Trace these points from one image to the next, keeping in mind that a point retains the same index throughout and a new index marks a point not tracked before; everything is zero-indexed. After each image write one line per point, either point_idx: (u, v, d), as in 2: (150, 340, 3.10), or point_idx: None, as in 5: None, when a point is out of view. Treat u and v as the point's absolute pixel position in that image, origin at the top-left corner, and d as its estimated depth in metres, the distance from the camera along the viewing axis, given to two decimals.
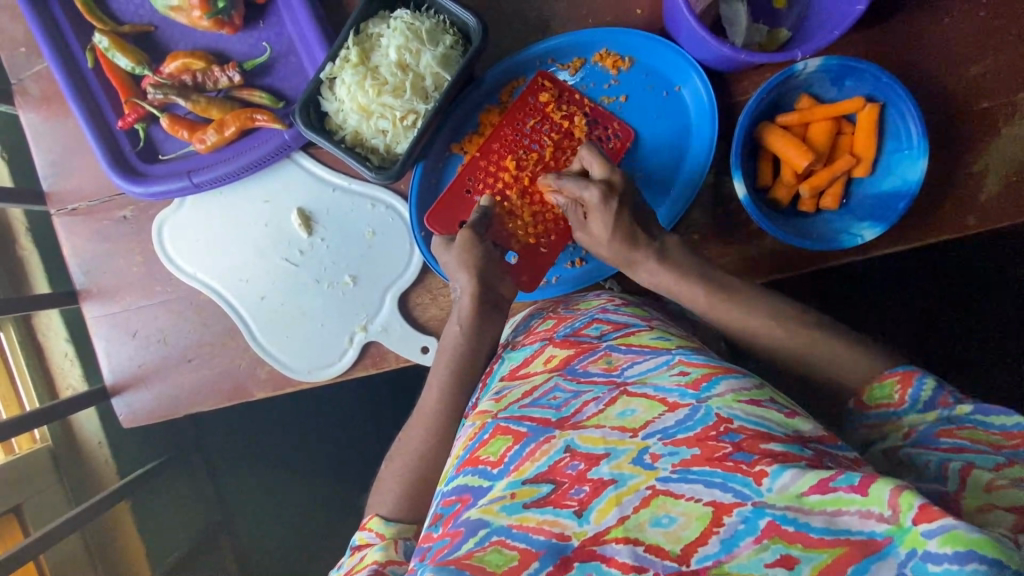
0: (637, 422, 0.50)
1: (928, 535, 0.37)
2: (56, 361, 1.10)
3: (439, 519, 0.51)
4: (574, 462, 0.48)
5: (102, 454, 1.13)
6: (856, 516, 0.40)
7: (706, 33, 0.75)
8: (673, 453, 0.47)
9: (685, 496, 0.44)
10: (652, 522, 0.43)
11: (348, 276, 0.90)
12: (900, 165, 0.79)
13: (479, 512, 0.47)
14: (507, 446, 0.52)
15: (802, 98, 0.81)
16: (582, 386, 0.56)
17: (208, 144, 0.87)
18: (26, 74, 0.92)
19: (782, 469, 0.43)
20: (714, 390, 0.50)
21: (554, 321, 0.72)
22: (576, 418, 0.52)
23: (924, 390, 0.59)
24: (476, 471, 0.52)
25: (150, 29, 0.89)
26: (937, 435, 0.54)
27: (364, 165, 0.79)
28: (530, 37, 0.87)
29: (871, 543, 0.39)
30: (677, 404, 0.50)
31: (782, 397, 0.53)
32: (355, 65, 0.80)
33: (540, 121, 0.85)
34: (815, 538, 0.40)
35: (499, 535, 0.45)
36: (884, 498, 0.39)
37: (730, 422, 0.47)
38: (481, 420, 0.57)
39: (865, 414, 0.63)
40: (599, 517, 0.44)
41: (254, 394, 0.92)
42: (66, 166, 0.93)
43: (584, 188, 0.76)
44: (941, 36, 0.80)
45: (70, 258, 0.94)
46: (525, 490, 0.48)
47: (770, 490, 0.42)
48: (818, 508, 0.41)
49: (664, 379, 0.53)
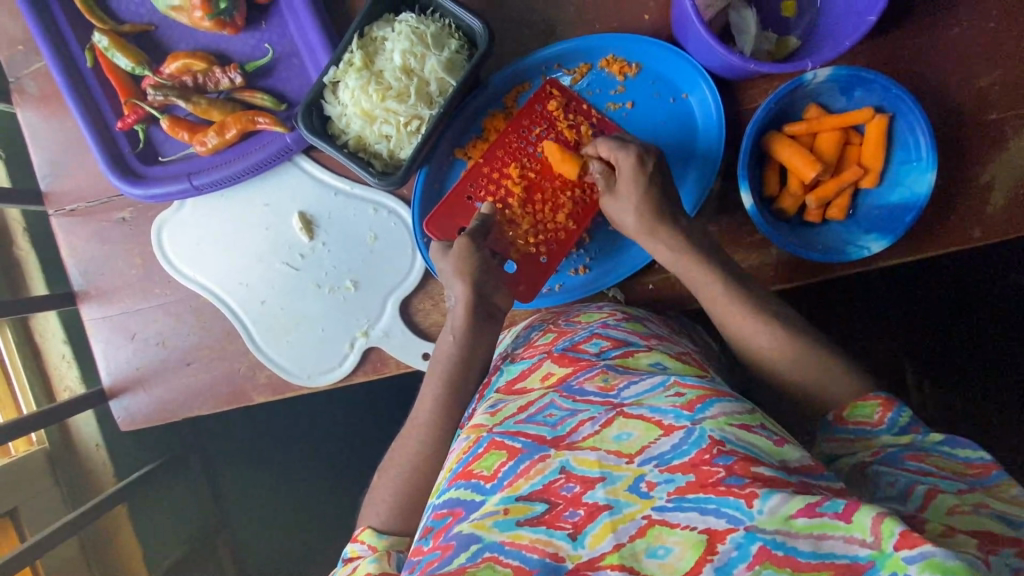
0: (633, 447, 0.49)
1: (908, 560, 0.38)
2: (53, 363, 1.09)
3: (430, 532, 0.50)
4: (569, 484, 0.48)
5: (100, 455, 1.10)
6: (840, 541, 0.40)
7: (715, 41, 0.74)
8: (670, 480, 0.46)
9: (680, 525, 0.43)
10: (648, 553, 0.43)
11: (350, 281, 0.89)
12: (908, 178, 0.79)
13: (470, 527, 0.47)
14: (500, 461, 0.51)
15: (810, 107, 0.81)
16: (578, 406, 0.55)
17: (209, 146, 0.86)
18: (24, 72, 0.91)
19: (770, 492, 0.43)
20: (707, 412, 0.50)
21: (554, 334, 0.72)
22: (572, 438, 0.51)
23: (902, 417, 0.59)
24: (469, 484, 0.51)
25: (150, 29, 0.88)
26: (903, 456, 0.55)
27: (367, 170, 0.79)
28: (535, 41, 0.86)
29: (853, 567, 0.39)
30: (672, 426, 0.49)
31: (772, 423, 0.52)
32: (358, 69, 0.79)
33: (545, 129, 0.84)
34: (802, 561, 0.40)
35: (490, 551, 0.45)
36: (867, 525, 0.40)
37: (722, 444, 0.47)
38: (476, 434, 0.56)
39: (839, 426, 0.62)
40: (594, 542, 0.44)
41: (254, 399, 0.92)
42: (65, 167, 0.92)
43: (622, 150, 0.76)
44: (951, 45, 0.79)
45: (68, 259, 0.93)
46: (518, 507, 0.47)
47: (761, 513, 0.42)
48: (804, 531, 0.41)
49: (660, 401, 0.53)
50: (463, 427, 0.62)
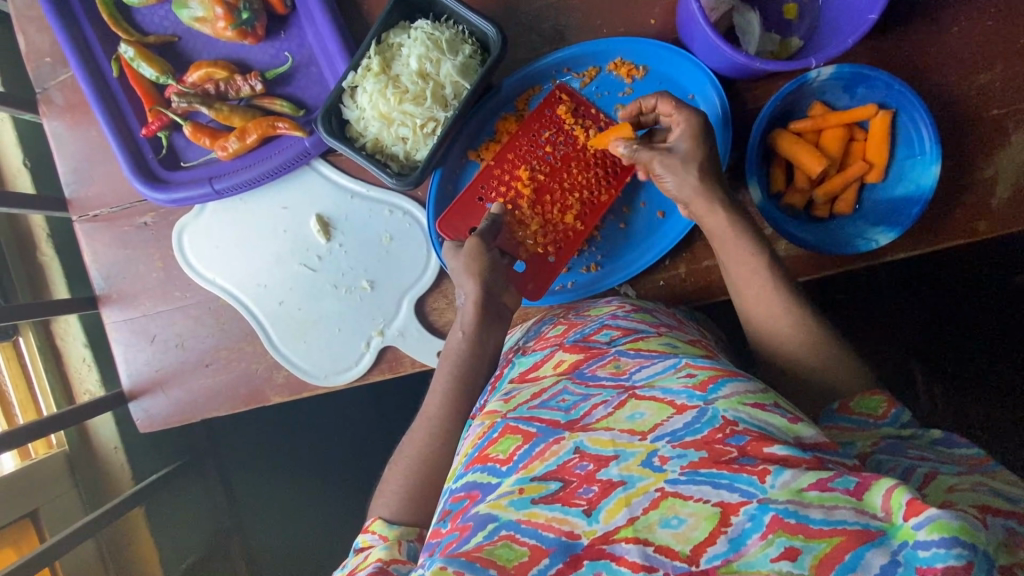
0: (646, 425, 0.50)
1: (917, 527, 0.38)
2: (74, 366, 1.11)
3: (447, 515, 0.51)
4: (583, 463, 0.48)
5: (119, 458, 1.13)
6: (851, 511, 0.41)
7: (721, 42, 0.76)
8: (682, 455, 0.46)
9: (693, 497, 0.44)
10: (661, 523, 0.43)
11: (366, 281, 0.90)
12: (913, 171, 0.80)
13: (487, 507, 0.47)
14: (516, 445, 0.52)
15: (815, 105, 0.83)
16: (590, 390, 0.56)
17: (230, 150, 0.89)
18: (51, 83, 0.94)
19: (782, 468, 0.44)
20: (721, 392, 0.50)
21: (564, 326, 0.74)
22: (586, 420, 0.52)
23: (904, 414, 0.60)
24: (485, 468, 0.52)
25: (174, 40, 0.91)
26: (903, 447, 0.56)
27: (384, 171, 0.81)
28: (545, 47, 0.89)
29: (866, 533, 0.39)
30: (685, 405, 0.50)
31: (787, 402, 0.52)
32: (377, 74, 0.82)
33: (555, 133, 0.86)
34: (814, 528, 0.40)
35: (507, 529, 0.45)
36: (877, 502, 0.41)
37: (736, 425, 0.47)
38: (491, 420, 0.57)
39: (841, 415, 0.62)
40: (608, 516, 0.44)
41: (271, 400, 0.93)
42: (89, 174, 0.95)
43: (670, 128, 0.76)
44: (951, 44, 0.82)
45: (91, 263, 0.95)
46: (533, 486, 0.48)
47: (773, 486, 0.42)
48: (816, 502, 0.41)
49: (672, 382, 0.53)
50: (475, 416, 0.63)
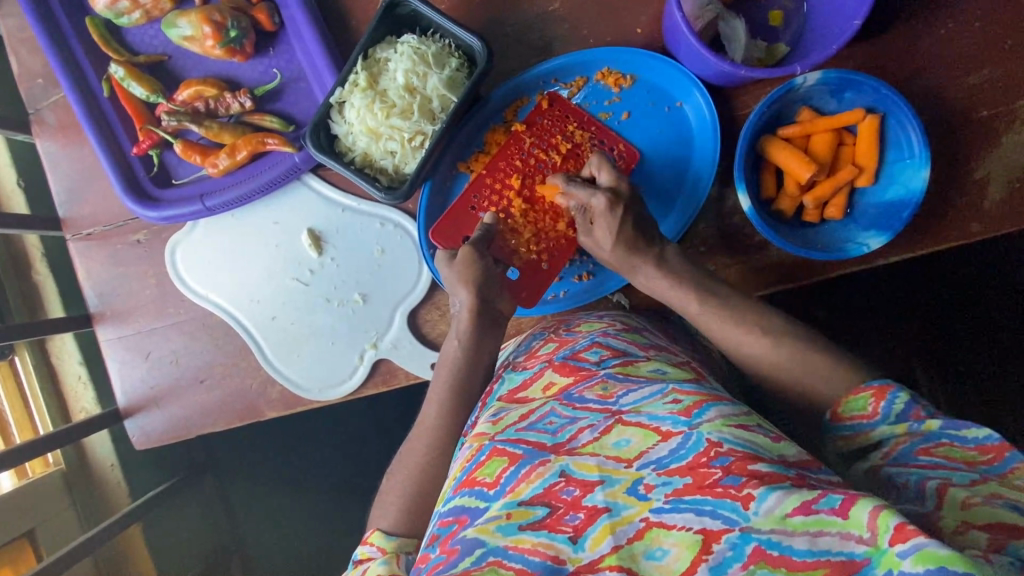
0: (632, 453, 0.50)
1: (902, 555, 0.37)
2: (70, 386, 1.13)
3: (436, 540, 0.49)
4: (569, 488, 0.48)
5: (114, 475, 1.16)
6: (836, 537, 0.40)
7: (706, 51, 0.76)
8: (667, 483, 0.46)
9: (677, 526, 0.43)
10: (645, 554, 0.43)
11: (358, 294, 0.91)
12: (903, 174, 0.80)
13: (474, 532, 0.47)
14: (502, 467, 0.52)
15: (803, 110, 0.83)
16: (577, 414, 0.56)
17: (221, 167, 0.89)
18: (43, 104, 0.95)
19: (767, 492, 0.43)
20: (705, 415, 0.51)
21: (556, 343, 0.72)
22: (571, 445, 0.52)
23: (897, 403, 0.58)
24: (472, 492, 0.51)
25: (164, 59, 0.91)
26: (913, 452, 0.54)
27: (373, 186, 0.81)
28: (533, 58, 0.89)
29: (849, 564, 0.39)
30: (670, 432, 0.50)
31: (768, 423, 0.53)
32: (364, 89, 0.82)
33: (546, 143, 0.87)
34: (798, 560, 0.39)
35: (494, 556, 0.44)
36: (863, 521, 0.39)
37: (721, 446, 0.47)
38: (479, 442, 0.57)
39: (838, 424, 0.62)
40: (594, 544, 0.44)
41: (265, 413, 0.93)
42: (81, 193, 0.95)
43: (593, 195, 0.78)
44: (939, 46, 0.81)
45: (85, 281, 0.95)
46: (521, 511, 0.47)
47: (756, 514, 0.42)
48: (801, 529, 0.41)
49: (658, 408, 0.53)
50: (466, 436, 0.63)
